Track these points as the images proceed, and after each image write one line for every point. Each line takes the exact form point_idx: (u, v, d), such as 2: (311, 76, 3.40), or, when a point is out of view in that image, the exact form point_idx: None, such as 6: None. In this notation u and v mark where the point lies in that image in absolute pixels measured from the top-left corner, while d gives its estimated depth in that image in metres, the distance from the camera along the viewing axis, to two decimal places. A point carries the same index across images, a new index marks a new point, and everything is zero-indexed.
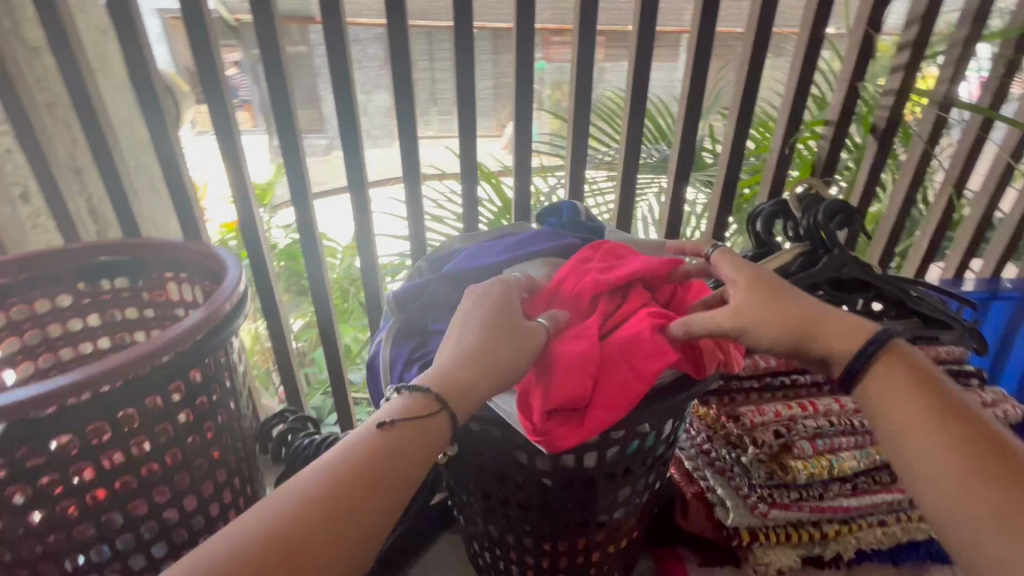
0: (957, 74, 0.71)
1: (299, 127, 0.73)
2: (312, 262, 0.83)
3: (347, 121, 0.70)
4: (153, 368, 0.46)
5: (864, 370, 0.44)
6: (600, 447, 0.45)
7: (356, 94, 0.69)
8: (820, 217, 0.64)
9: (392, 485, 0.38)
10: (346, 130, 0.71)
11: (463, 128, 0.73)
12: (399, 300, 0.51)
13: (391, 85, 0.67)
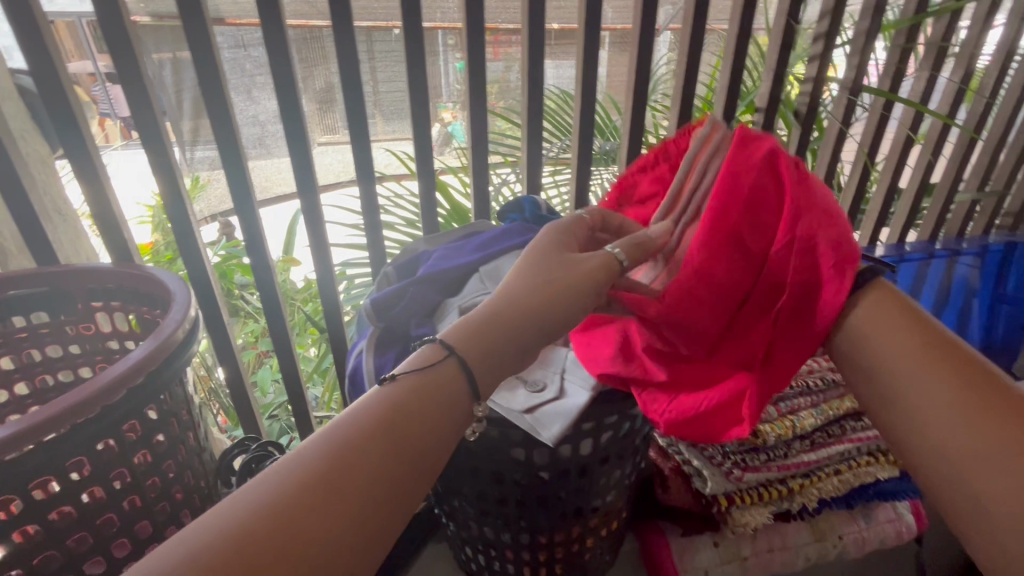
0: (862, 62, 0.79)
1: (240, 137, 0.68)
2: (263, 279, 0.78)
3: (293, 127, 0.67)
4: (104, 408, 0.41)
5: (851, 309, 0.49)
6: (593, 434, 0.47)
7: (300, 99, 0.66)
8: None
9: (382, 450, 0.36)
10: (291, 136, 0.67)
11: (416, 127, 0.71)
12: (376, 307, 0.49)
13: (338, 86, 0.64)
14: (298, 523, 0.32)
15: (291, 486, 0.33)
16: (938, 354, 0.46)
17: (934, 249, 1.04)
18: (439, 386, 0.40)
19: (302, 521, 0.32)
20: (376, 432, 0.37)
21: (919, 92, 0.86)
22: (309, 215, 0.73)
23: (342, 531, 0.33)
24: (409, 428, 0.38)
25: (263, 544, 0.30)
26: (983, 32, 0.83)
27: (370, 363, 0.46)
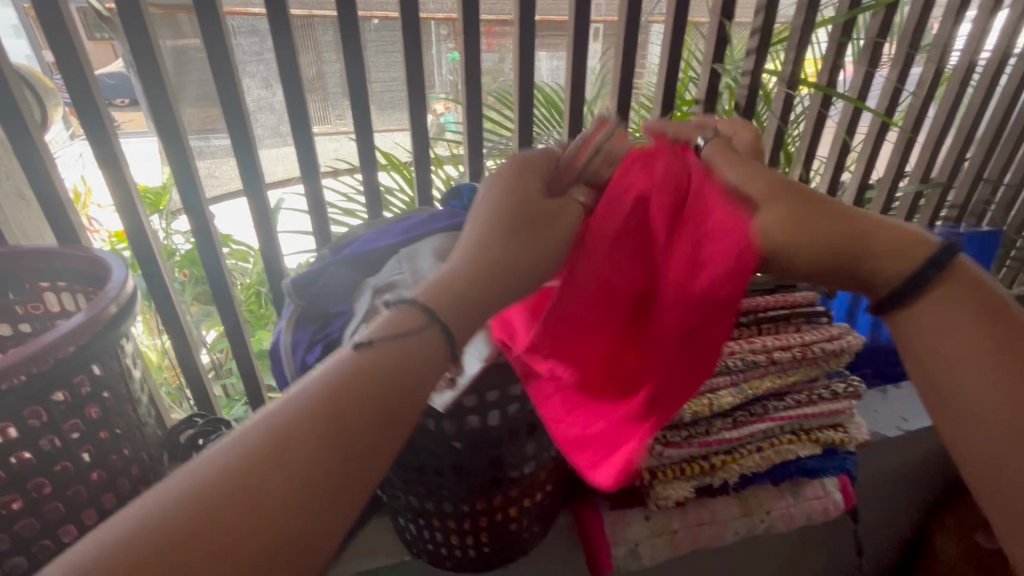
0: (799, 57, 0.82)
1: (185, 130, 0.67)
2: (213, 275, 0.76)
3: (235, 118, 0.67)
4: (29, 376, 0.44)
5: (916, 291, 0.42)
6: (500, 406, 0.50)
7: (242, 89, 0.66)
8: None
9: (373, 394, 0.37)
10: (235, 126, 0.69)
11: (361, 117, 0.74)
12: (297, 287, 0.52)
13: (279, 76, 0.66)
14: (293, 462, 0.33)
15: (280, 431, 0.34)
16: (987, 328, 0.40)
17: None
18: (417, 345, 0.40)
19: (291, 460, 0.33)
20: (370, 377, 0.37)
21: (857, 86, 0.89)
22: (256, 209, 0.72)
23: (330, 473, 0.34)
24: (399, 370, 0.38)
25: (252, 482, 0.32)
26: (917, 28, 0.86)
27: (287, 337, 0.50)
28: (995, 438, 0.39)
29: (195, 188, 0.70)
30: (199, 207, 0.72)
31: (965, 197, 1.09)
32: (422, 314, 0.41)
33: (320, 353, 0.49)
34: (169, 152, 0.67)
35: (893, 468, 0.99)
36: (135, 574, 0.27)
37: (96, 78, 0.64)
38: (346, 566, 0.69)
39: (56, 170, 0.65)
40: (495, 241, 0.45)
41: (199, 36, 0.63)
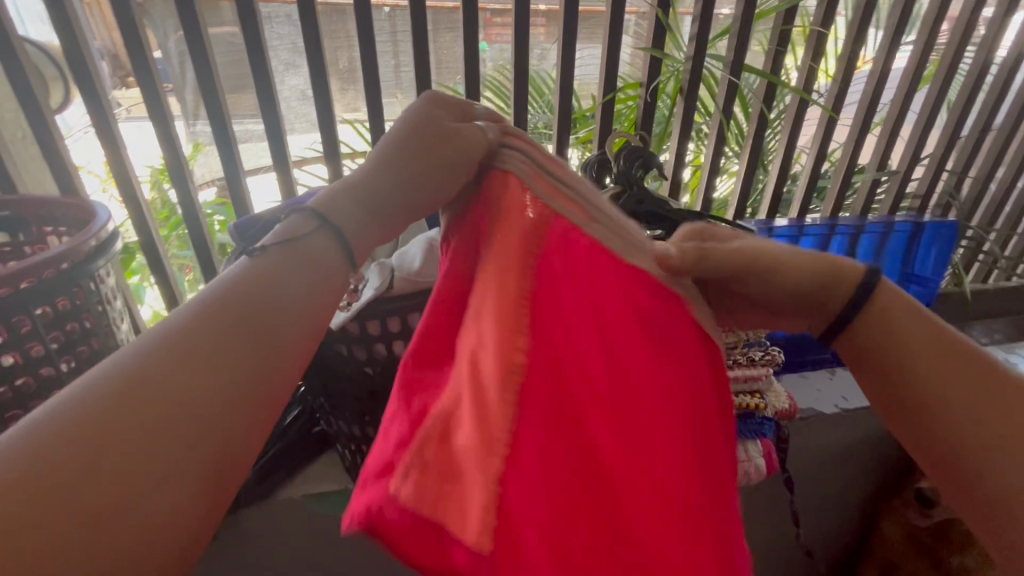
0: (739, 46, 0.86)
1: (171, 119, 0.80)
2: (198, 243, 0.90)
3: (214, 106, 0.81)
4: (17, 291, 0.55)
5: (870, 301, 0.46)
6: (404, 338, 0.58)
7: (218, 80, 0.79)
8: (626, 163, 0.80)
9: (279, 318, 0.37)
10: (211, 107, 0.81)
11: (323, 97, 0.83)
12: (239, 229, 0.66)
13: (248, 62, 0.78)
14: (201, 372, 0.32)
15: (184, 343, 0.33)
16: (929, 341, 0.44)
17: (835, 223, 1.06)
18: (314, 250, 0.40)
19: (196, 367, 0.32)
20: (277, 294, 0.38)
21: (801, 76, 0.92)
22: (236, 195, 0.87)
23: (253, 377, 0.34)
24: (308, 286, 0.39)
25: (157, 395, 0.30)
26: (862, 18, 0.89)
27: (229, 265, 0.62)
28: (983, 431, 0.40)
29: (183, 172, 0.84)
30: (187, 187, 0.85)
31: (928, 188, 1.11)
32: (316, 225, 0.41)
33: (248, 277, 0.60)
34: (157, 127, 0.80)
35: (832, 446, 1.03)
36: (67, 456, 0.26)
37: (100, 74, 0.78)
38: (295, 489, 0.78)
39: (64, 145, 0.77)
40: (389, 166, 0.44)
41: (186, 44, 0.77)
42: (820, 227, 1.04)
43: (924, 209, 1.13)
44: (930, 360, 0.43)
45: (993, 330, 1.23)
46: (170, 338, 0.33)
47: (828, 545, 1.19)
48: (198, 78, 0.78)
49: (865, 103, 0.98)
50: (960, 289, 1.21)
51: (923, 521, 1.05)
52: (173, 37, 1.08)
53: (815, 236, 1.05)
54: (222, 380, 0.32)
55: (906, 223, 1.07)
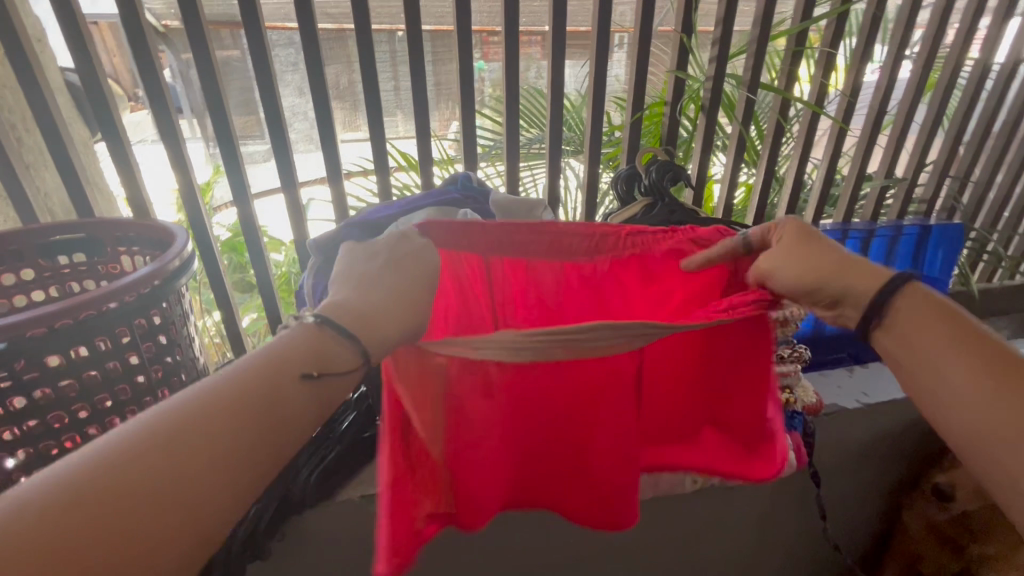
0: (756, 64, 0.93)
1: (236, 135, 0.81)
2: (256, 254, 0.92)
3: (276, 124, 0.83)
4: (121, 303, 0.60)
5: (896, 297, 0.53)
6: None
7: (278, 92, 0.81)
8: (656, 176, 0.87)
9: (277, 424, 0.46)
10: (273, 129, 0.83)
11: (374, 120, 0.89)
12: (317, 242, 0.66)
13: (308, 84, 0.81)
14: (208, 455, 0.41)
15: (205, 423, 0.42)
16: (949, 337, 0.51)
17: (847, 227, 1.13)
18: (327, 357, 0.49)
19: (200, 450, 0.41)
20: (279, 385, 0.46)
21: (813, 92, 0.99)
22: (292, 208, 0.90)
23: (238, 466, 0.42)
24: (309, 399, 0.48)
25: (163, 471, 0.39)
26: (869, 37, 0.96)
27: (309, 282, 0.64)
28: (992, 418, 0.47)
29: (244, 186, 0.85)
30: (246, 198, 0.86)
31: (933, 192, 1.17)
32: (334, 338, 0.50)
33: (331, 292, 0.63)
34: (224, 147, 0.81)
35: (856, 440, 1.07)
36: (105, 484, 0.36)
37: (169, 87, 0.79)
38: (354, 491, 0.82)
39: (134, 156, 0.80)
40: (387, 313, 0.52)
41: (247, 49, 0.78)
42: (834, 229, 1.11)
43: (931, 213, 1.19)
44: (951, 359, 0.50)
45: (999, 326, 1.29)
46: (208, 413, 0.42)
47: (852, 541, 1.23)
48: (263, 99, 0.81)
49: (871, 114, 1.05)
50: (966, 288, 1.27)
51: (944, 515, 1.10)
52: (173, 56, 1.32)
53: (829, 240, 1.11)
54: (218, 467, 0.41)
55: (914, 226, 1.13)
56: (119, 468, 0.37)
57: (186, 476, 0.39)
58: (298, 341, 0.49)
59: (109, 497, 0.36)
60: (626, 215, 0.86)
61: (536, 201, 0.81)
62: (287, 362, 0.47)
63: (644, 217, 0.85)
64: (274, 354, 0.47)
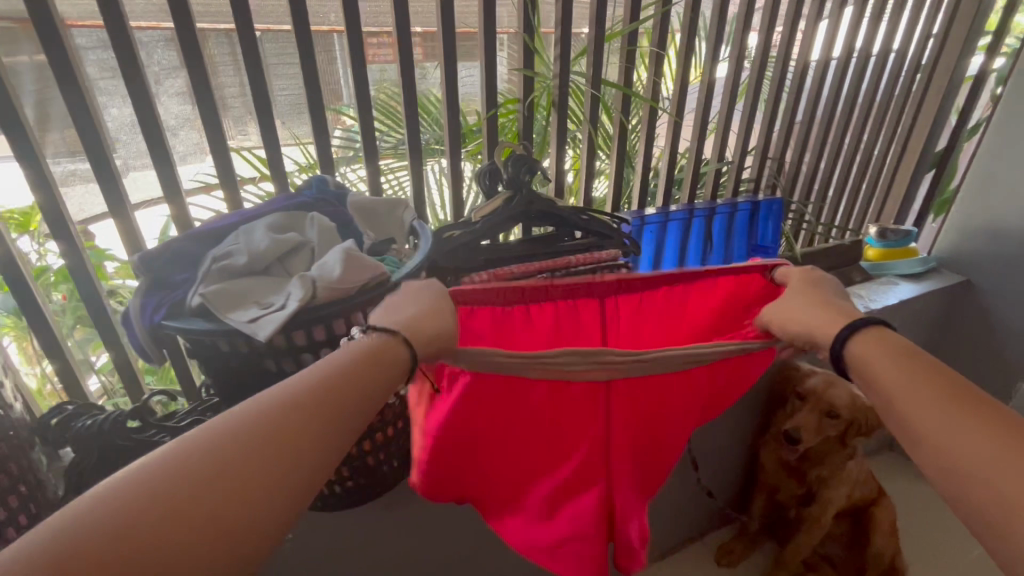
0: (596, 62, 1.01)
1: (44, 157, 0.74)
2: (86, 286, 0.81)
3: (95, 147, 0.77)
4: None
5: (861, 331, 0.61)
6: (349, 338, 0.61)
7: (95, 113, 0.75)
8: (513, 169, 0.90)
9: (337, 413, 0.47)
10: (91, 151, 0.77)
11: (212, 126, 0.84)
12: (143, 263, 0.58)
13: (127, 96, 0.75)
14: (283, 446, 0.43)
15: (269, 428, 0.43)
16: (925, 371, 0.56)
17: (693, 209, 1.27)
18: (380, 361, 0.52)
19: (279, 444, 0.43)
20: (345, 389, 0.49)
21: (649, 88, 1.09)
22: (127, 238, 0.82)
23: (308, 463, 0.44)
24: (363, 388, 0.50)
25: (234, 472, 0.40)
26: (689, 37, 1.07)
27: (135, 302, 0.56)
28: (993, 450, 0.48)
29: (61, 213, 0.78)
30: (66, 227, 0.79)
31: (758, 171, 1.35)
32: (392, 338, 0.53)
33: (167, 314, 0.56)
34: (29, 171, 0.74)
35: None
36: (194, 479, 0.39)
37: None
38: None
39: None
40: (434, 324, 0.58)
41: (47, 61, 0.71)
42: (683, 211, 1.24)
43: (758, 190, 1.38)
44: (929, 389, 0.55)
45: None
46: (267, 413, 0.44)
47: (721, 485, 1.41)
48: (73, 117, 0.74)
49: (702, 106, 1.18)
50: (792, 254, 1.49)
51: (791, 454, 1.25)
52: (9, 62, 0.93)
53: (679, 219, 1.23)
54: (283, 471, 0.42)
55: (747, 203, 1.29)
56: (206, 453, 0.41)
57: (247, 467, 0.41)
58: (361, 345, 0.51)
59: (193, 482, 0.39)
60: (488, 209, 0.89)
61: (400, 200, 0.80)
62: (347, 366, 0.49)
63: (505, 208, 0.88)
64: (337, 361, 0.50)
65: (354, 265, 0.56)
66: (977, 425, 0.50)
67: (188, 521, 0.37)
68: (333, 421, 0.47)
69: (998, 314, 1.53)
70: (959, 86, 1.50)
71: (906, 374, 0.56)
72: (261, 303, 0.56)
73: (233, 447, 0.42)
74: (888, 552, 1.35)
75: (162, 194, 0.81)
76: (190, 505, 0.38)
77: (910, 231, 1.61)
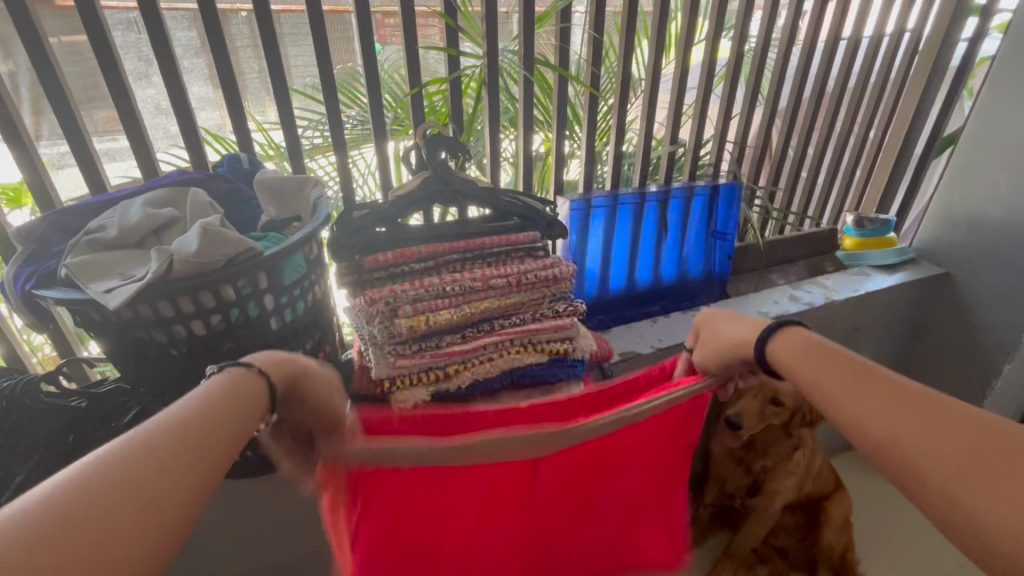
0: (526, 44, 1.00)
1: None
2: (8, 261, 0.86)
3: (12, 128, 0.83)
4: None
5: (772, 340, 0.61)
6: (221, 311, 0.63)
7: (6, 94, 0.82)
8: (432, 151, 0.89)
9: (217, 437, 0.44)
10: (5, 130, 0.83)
11: (124, 104, 0.85)
12: (20, 233, 0.61)
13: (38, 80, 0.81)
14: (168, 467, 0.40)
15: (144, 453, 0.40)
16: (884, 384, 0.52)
17: (646, 192, 1.24)
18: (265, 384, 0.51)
19: (167, 465, 0.40)
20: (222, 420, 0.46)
21: (588, 73, 1.09)
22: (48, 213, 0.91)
23: (193, 484, 0.40)
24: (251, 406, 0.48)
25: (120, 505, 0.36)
26: (630, 19, 1.06)
27: (10, 271, 0.60)
28: (966, 470, 0.44)
29: None
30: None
31: (717, 156, 1.33)
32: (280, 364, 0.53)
33: (36, 283, 0.59)
34: None
35: None
36: (73, 506, 0.35)
37: None
38: None
39: None
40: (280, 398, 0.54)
41: None
42: (632, 196, 1.21)
43: (718, 174, 1.34)
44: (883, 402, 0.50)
45: (788, 274, 1.50)
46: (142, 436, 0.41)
47: None
48: None
49: (651, 87, 1.16)
50: (756, 242, 1.46)
51: (735, 442, 1.19)
52: (13, 48, 0.97)
53: (629, 203, 1.21)
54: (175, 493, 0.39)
55: (704, 188, 1.26)
56: (82, 486, 0.36)
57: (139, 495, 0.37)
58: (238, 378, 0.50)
59: (72, 514, 0.34)
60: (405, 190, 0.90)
61: (309, 177, 0.80)
62: (235, 397, 0.48)
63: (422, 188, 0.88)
64: (205, 395, 0.47)
65: (208, 237, 0.58)
66: (946, 437, 0.46)
67: (93, 548, 0.34)
68: (223, 443, 0.44)
69: (974, 306, 1.47)
70: (945, 67, 1.43)
71: (849, 387, 0.53)
72: (123, 272, 0.58)
73: (119, 476, 0.38)
74: (839, 545, 1.32)
75: (84, 177, 0.89)
76: (89, 525, 0.34)
77: (888, 220, 1.54)
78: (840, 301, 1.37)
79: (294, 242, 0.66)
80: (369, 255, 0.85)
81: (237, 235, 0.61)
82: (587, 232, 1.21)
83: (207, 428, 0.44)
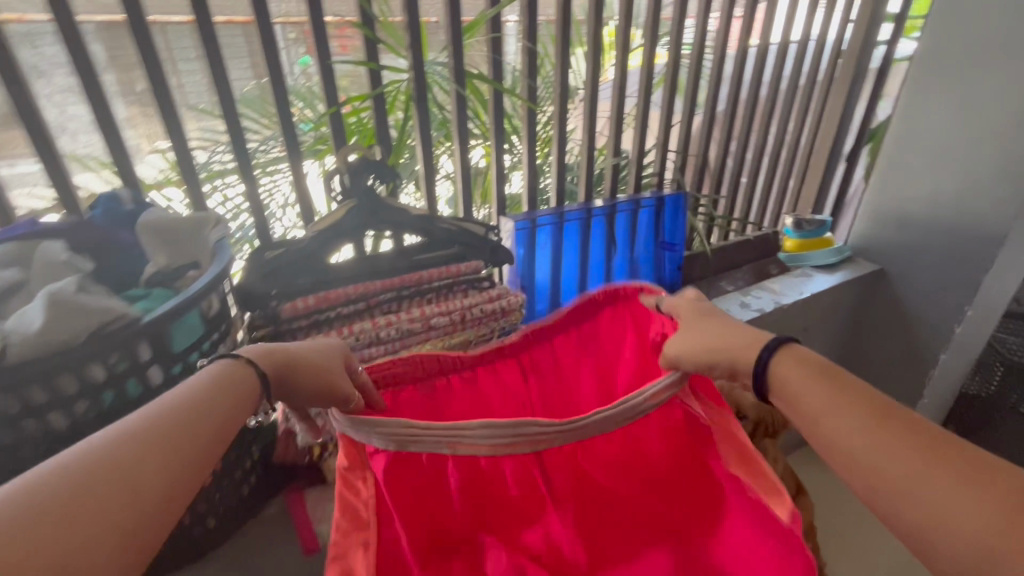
0: (455, 55, 0.92)
1: None
2: None
3: None
4: None
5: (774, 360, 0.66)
6: (89, 396, 0.50)
7: None
8: (356, 176, 0.77)
9: (193, 433, 0.51)
10: None
11: None
12: None
13: None
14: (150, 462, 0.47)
15: (127, 448, 0.46)
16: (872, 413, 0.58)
17: (592, 207, 1.18)
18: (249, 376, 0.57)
19: (149, 464, 0.46)
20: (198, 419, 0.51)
21: (523, 85, 1.02)
22: None
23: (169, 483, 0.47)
24: (227, 407, 0.54)
25: (103, 486, 0.43)
26: (564, 27, 1.00)
27: None
28: (960, 492, 0.50)
29: None
30: None
31: (660, 167, 1.30)
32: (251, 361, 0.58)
33: None
34: None
35: None
36: (70, 491, 0.42)
37: None
38: None
39: None
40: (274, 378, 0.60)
41: None
42: (578, 211, 1.15)
43: (662, 184, 1.32)
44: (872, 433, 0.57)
45: (736, 280, 1.50)
46: (129, 433, 0.47)
47: None
48: None
49: (588, 99, 1.10)
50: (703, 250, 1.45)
51: None
52: None
53: (576, 219, 1.16)
54: (152, 487, 0.46)
55: (650, 199, 1.23)
56: (73, 475, 0.43)
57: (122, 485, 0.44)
58: (218, 374, 0.56)
59: (67, 495, 0.42)
60: (328, 220, 0.77)
61: (207, 213, 0.67)
62: (213, 394, 0.54)
63: (347, 219, 0.76)
64: (194, 387, 0.54)
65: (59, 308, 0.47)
66: (930, 465, 0.53)
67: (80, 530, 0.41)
68: (196, 447, 0.50)
69: (907, 299, 1.53)
70: (865, 71, 1.48)
71: (845, 416, 0.59)
72: None
73: (104, 468, 0.44)
74: (805, 552, 1.32)
75: None
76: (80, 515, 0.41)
77: (824, 221, 1.58)
78: (788, 304, 1.38)
79: (183, 302, 0.54)
80: (286, 304, 0.73)
81: (104, 301, 0.50)
82: (534, 252, 1.14)
83: (183, 426, 0.50)
